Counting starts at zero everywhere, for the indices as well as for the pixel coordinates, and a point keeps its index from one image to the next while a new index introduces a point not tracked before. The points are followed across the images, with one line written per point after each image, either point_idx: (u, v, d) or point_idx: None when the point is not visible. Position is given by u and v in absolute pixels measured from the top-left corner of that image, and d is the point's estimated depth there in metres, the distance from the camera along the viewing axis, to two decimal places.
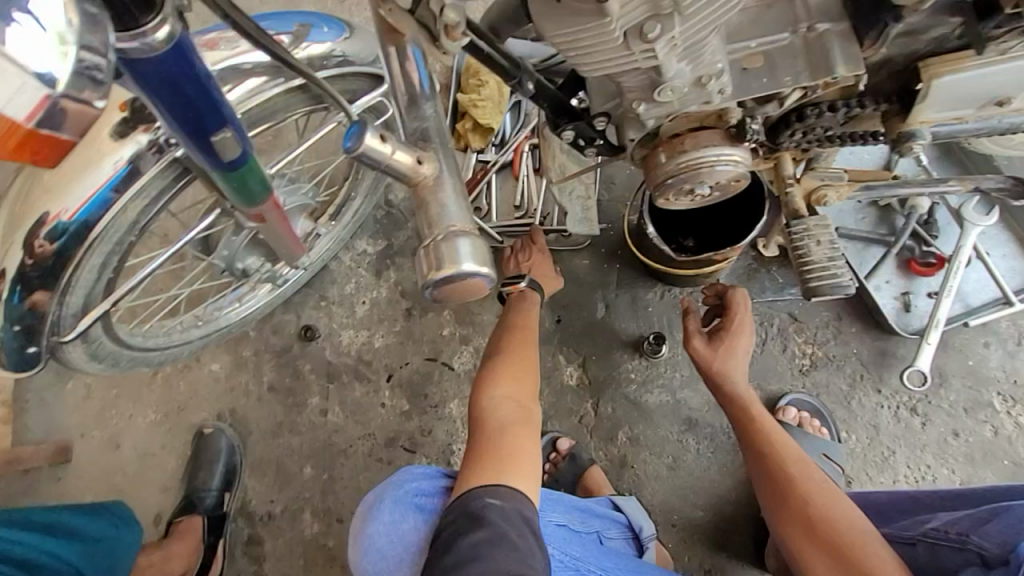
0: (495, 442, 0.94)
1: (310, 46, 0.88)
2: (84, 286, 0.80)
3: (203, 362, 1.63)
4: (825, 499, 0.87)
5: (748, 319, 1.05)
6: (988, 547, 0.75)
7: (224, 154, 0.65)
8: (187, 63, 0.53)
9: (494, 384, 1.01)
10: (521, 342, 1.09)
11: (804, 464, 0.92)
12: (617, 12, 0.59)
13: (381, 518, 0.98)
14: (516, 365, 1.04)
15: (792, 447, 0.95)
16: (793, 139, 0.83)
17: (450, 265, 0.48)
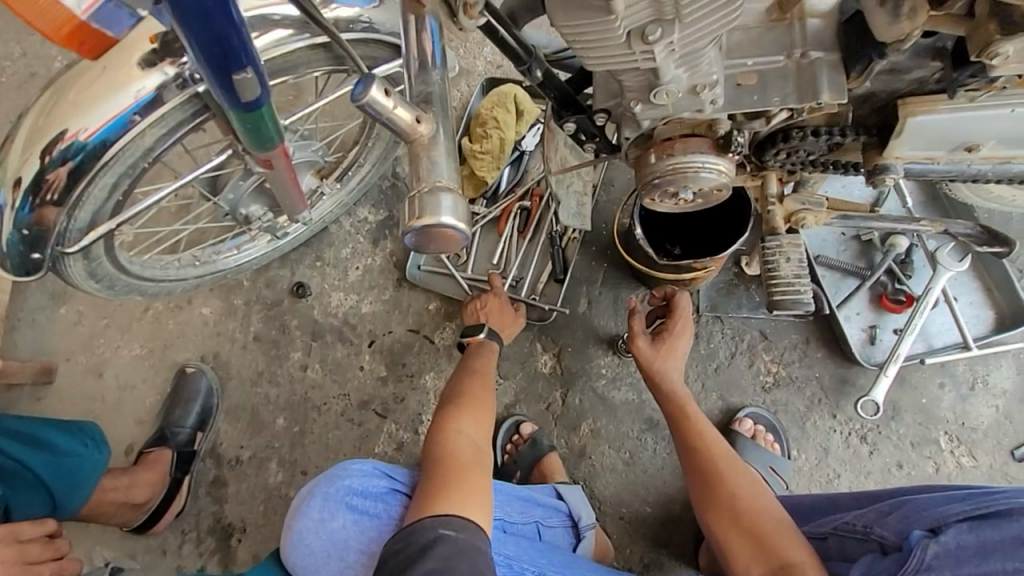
0: (451, 474, 0.98)
1: (339, 8, 0.92)
2: (93, 203, 0.84)
3: (194, 305, 1.67)
4: (748, 494, 0.94)
5: (688, 327, 1.13)
6: (888, 535, 0.81)
7: (244, 93, 0.69)
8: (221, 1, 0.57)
9: (455, 421, 1.08)
10: (478, 387, 1.15)
11: (731, 461, 0.99)
12: (622, 12, 0.64)
13: (310, 515, 1.03)
14: (474, 406, 1.12)
15: (721, 445, 1.02)
16: (777, 159, 0.88)
17: (431, 216, 0.54)
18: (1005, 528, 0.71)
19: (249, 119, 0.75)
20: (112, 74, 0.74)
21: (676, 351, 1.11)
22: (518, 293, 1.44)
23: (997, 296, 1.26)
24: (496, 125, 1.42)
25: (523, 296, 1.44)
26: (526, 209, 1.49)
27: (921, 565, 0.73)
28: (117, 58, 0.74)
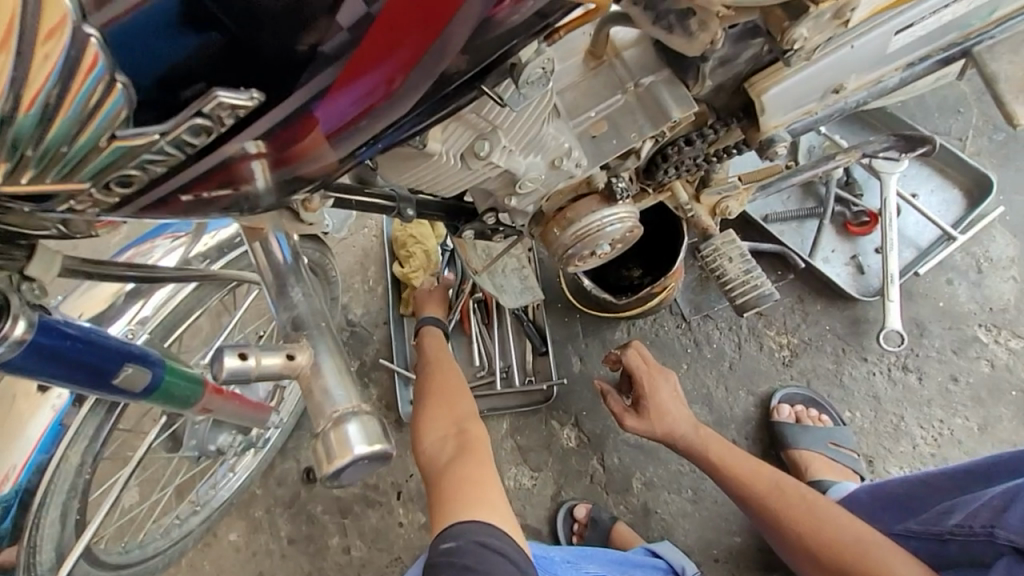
0: (439, 487, 0.90)
1: (217, 233, 0.88)
2: (51, 538, 0.82)
3: (221, 535, 1.58)
4: (817, 522, 0.98)
5: (656, 377, 1.14)
6: (1016, 538, 0.80)
7: (136, 384, 0.67)
8: (62, 335, 0.55)
9: (427, 429, 0.98)
10: (431, 374, 1.06)
11: (789, 496, 1.01)
12: (440, 148, 0.63)
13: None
14: (441, 401, 1.01)
15: (769, 481, 1.03)
16: (669, 175, 0.87)
17: (343, 453, 0.51)
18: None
19: (161, 396, 0.72)
20: (16, 406, 0.73)
21: (676, 400, 1.13)
22: (513, 383, 1.37)
23: (953, 174, 1.21)
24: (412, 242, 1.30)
25: (519, 384, 1.37)
26: (481, 301, 1.42)
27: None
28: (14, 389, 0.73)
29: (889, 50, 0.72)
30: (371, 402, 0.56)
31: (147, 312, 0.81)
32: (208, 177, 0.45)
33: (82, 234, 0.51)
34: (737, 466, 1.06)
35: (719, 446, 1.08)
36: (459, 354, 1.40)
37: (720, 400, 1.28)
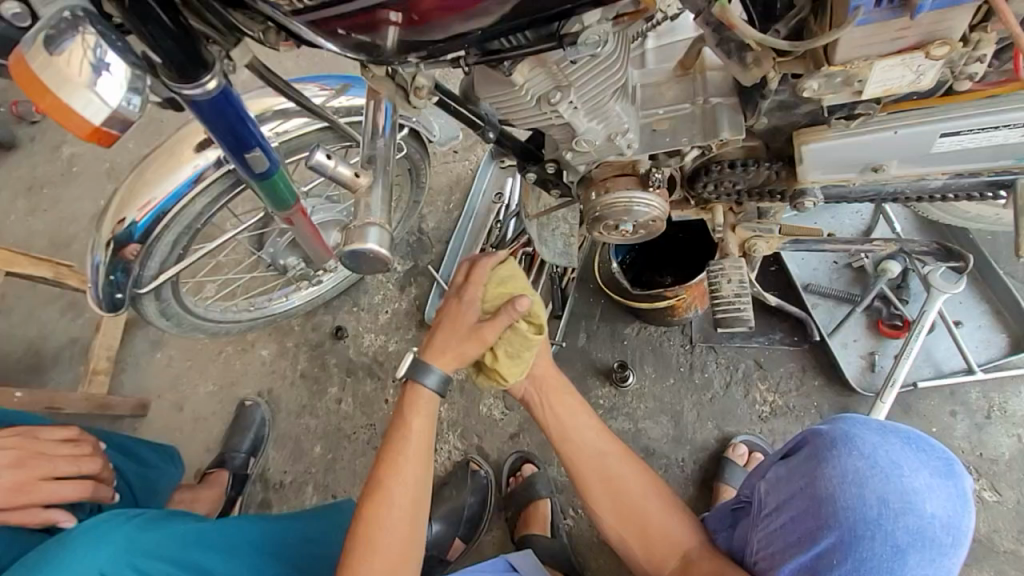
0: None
1: (350, 98, 1.15)
2: (160, 255, 1.13)
3: (256, 347, 1.94)
4: (636, 501, 1.04)
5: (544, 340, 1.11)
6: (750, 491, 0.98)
7: (256, 166, 0.93)
8: (232, 104, 0.81)
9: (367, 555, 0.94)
10: (385, 492, 0.97)
11: (607, 471, 1.06)
12: (523, 82, 0.81)
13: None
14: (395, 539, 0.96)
15: (592, 450, 1.08)
16: (709, 190, 0.99)
17: (360, 242, 0.72)
18: (799, 455, 0.90)
19: (266, 186, 0.98)
20: (177, 156, 1.05)
21: (548, 359, 1.13)
22: None
23: (1007, 319, 1.21)
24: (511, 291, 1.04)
25: None
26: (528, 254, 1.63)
27: (761, 503, 0.92)
28: (180, 146, 1.06)
29: (932, 149, 0.80)
30: (390, 223, 0.75)
31: (280, 129, 1.07)
32: (357, 16, 0.68)
33: (271, 44, 0.76)
34: (574, 431, 1.09)
35: (563, 408, 1.11)
36: None
37: (687, 422, 1.37)
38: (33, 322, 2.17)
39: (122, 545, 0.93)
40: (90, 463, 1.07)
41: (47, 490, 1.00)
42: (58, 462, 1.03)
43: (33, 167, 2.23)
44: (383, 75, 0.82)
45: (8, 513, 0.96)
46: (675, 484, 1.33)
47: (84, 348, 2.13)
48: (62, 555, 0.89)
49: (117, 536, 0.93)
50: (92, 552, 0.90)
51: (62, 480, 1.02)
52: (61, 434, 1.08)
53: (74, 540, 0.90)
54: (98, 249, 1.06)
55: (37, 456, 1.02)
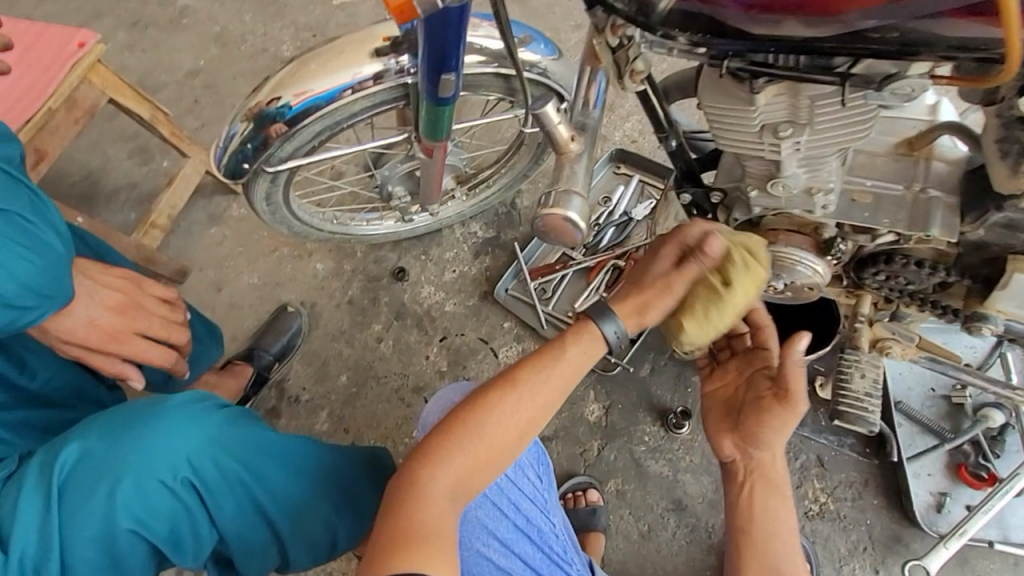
0: (391, 520, 0.71)
1: (526, 52, 1.10)
2: (301, 140, 1.10)
3: (313, 259, 1.90)
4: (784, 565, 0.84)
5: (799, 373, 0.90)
6: None
7: (442, 90, 0.90)
8: (460, 22, 0.81)
9: (443, 463, 0.74)
10: (523, 394, 0.78)
11: (765, 526, 0.87)
12: (762, 106, 0.75)
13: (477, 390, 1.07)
14: (487, 462, 0.75)
15: (767, 504, 0.89)
16: (875, 279, 0.93)
17: (560, 208, 0.68)
18: None
19: (433, 112, 0.96)
20: (354, 55, 1.04)
21: (776, 456, 0.91)
22: None
23: None
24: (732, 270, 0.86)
25: None
26: (618, 267, 1.64)
27: None
28: (359, 48, 1.04)
29: None
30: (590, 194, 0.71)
31: None
32: None
33: None
34: (765, 538, 0.87)
35: (763, 509, 0.89)
36: (569, 287, 1.67)
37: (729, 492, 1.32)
38: (99, 155, 2.14)
39: (205, 435, 0.86)
40: (179, 335, 1.06)
41: (134, 345, 1.00)
42: (153, 323, 1.02)
43: (145, 5, 2.19)
44: (607, 45, 0.75)
45: (93, 354, 0.98)
46: (698, 547, 1.33)
47: (140, 197, 2.08)
48: (147, 427, 0.84)
49: (201, 423, 0.87)
50: (177, 431, 0.85)
51: (149, 341, 1.02)
52: (165, 293, 1.07)
53: (163, 417, 0.86)
54: (241, 118, 1.05)
55: (138, 308, 1.01)
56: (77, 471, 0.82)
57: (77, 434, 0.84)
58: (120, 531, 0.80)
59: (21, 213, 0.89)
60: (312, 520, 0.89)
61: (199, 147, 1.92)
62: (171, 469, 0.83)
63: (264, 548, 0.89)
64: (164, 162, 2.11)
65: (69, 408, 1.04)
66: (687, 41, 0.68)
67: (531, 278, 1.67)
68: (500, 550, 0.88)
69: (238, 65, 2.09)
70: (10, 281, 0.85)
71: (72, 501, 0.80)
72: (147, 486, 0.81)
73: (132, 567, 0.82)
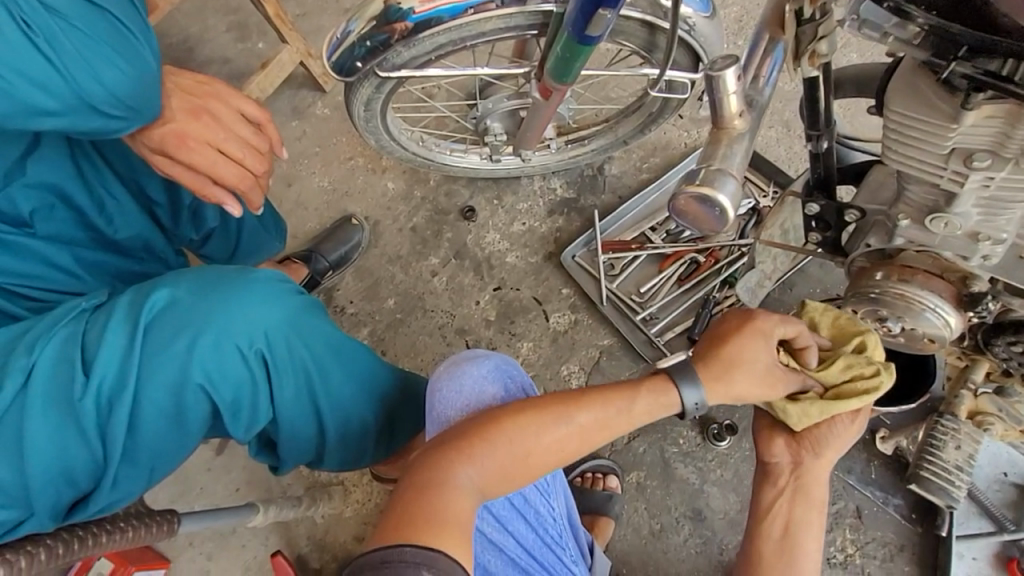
0: (414, 502, 0.69)
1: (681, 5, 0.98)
2: (419, 50, 1.04)
3: (385, 177, 1.86)
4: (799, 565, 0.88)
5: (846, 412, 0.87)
6: None
7: (591, 28, 0.81)
8: None
9: (477, 459, 0.73)
10: (573, 414, 0.77)
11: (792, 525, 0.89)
12: (966, 126, 0.65)
13: (478, 366, 0.87)
14: (519, 472, 0.74)
15: (799, 511, 0.90)
16: (1008, 349, 0.84)
17: (711, 188, 0.61)
18: None
19: (570, 50, 0.88)
20: None
21: (824, 469, 0.90)
22: (647, 328, 1.54)
23: None
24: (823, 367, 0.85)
25: (650, 334, 1.53)
26: (696, 262, 1.56)
27: None
28: None
29: None
30: (743, 181, 0.63)
31: None
32: None
33: None
34: (791, 546, 0.88)
35: (798, 521, 0.89)
36: (638, 270, 1.60)
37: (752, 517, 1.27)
38: (199, 22, 2.11)
39: (287, 314, 0.85)
40: (256, 161, 0.92)
41: (208, 158, 0.88)
42: (230, 139, 0.89)
43: None
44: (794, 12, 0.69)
45: (171, 163, 0.89)
46: (706, 560, 1.29)
47: (230, 75, 2.06)
48: (232, 292, 0.84)
49: (285, 301, 0.86)
50: (263, 302, 0.84)
51: (224, 157, 0.89)
52: (255, 113, 0.93)
53: (249, 285, 0.85)
54: (362, 14, 0.98)
55: (208, 113, 0.88)
56: (165, 315, 0.82)
57: (166, 283, 0.85)
58: (191, 383, 0.80)
59: (111, 9, 0.78)
60: (356, 420, 0.91)
61: (298, 36, 1.87)
62: (249, 338, 0.82)
63: (307, 440, 0.90)
64: (260, 44, 2.07)
65: (138, 261, 1.04)
66: (923, 23, 0.58)
67: (602, 250, 1.60)
68: (493, 524, 0.85)
69: None
70: (98, 85, 0.78)
71: (153, 343, 0.80)
72: (225, 349, 0.81)
73: (191, 424, 0.82)
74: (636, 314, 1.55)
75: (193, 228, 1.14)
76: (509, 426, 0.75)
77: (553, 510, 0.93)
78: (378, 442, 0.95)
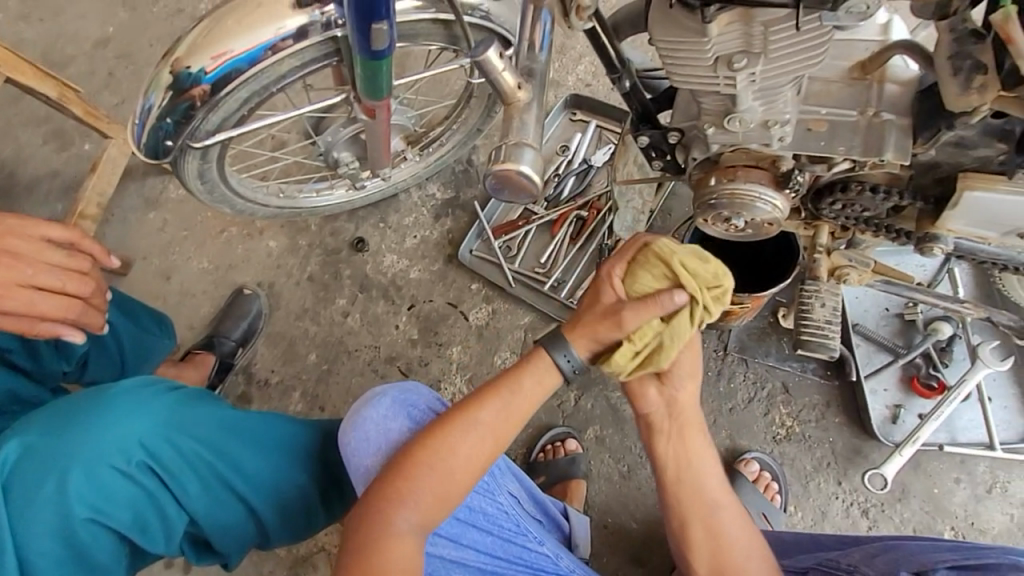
0: (363, 563, 0.78)
1: None
2: (227, 110, 1.01)
3: (264, 237, 1.80)
4: (706, 503, 0.94)
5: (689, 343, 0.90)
6: None
7: (375, 42, 0.83)
8: None
9: (406, 505, 0.80)
10: (476, 422, 0.82)
11: (684, 466, 0.94)
12: (715, 35, 0.72)
13: (377, 406, 0.88)
14: (446, 493, 0.81)
15: (685, 457, 0.94)
16: (832, 209, 0.94)
17: (513, 161, 0.68)
18: None
19: (368, 67, 0.88)
20: (275, 8, 0.93)
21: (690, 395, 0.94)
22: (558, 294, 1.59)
23: None
24: (649, 274, 0.82)
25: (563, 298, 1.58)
26: (582, 218, 1.62)
27: None
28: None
29: None
30: (541, 145, 0.71)
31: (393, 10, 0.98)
32: None
33: None
34: (690, 476, 0.94)
35: (688, 451, 0.94)
36: (533, 243, 1.65)
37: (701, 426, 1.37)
38: (10, 143, 1.94)
39: (159, 417, 0.85)
40: (81, 284, 0.96)
41: (30, 299, 0.90)
42: (45, 272, 0.92)
43: None
44: None
45: None
46: None
47: (64, 186, 1.90)
48: (87, 417, 0.82)
49: (152, 405, 0.85)
50: (126, 416, 0.83)
51: (44, 292, 0.92)
52: (64, 236, 0.97)
53: (108, 404, 0.84)
54: (156, 89, 0.96)
55: (12, 255, 0.91)
56: (24, 465, 0.80)
57: (15, 432, 0.82)
58: (79, 521, 0.78)
59: None
60: (286, 487, 0.90)
61: (120, 126, 1.75)
62: (125, 454, 0.81)
63: (238, 525, 0.88)
64: (86, 146, 1.92)
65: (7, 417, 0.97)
66: None
67: (495, 236, 1.64)
68: (449, 544, 0.91)
69: (152, 30, 1.88)
70: None
71: (21, 495, 0.78)
72: (100, 475, 0.80)
73: (100, 560, 0.81)
74: (545, 284, 1.60)
75: (63, 361, 1.07)
76: (421, 460, 0.81)
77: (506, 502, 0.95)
78: (323, 500, 0.94)
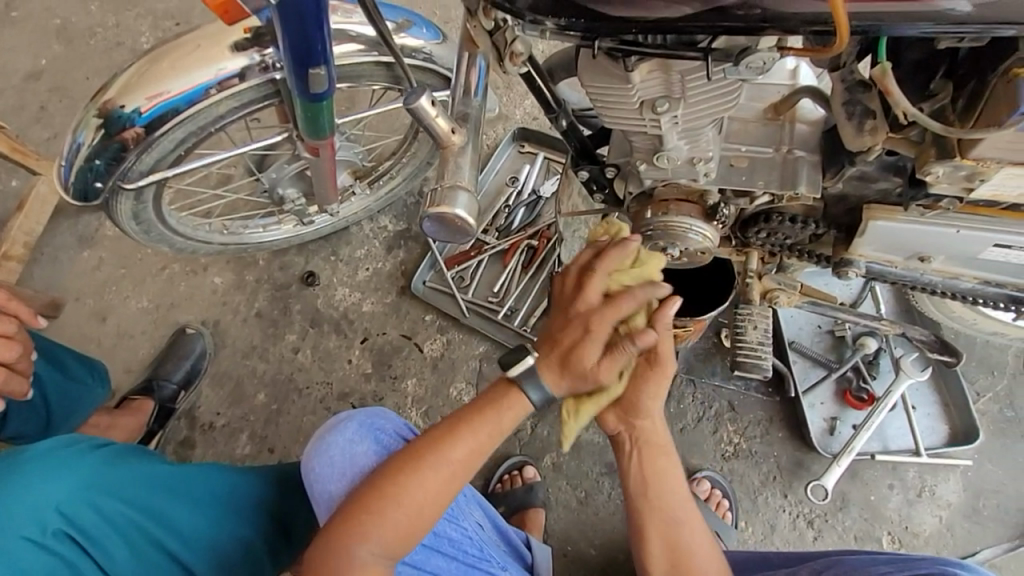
0: None
1: (407, 37, 1.05)
2: (161, 150, 1.00)
3: (209, 274, 1.74)
4: (678, 524, 0.93)
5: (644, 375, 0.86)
6: None
7: (312, 86, 0.84)
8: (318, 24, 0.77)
9: (363, 540, 0.77)
10: (433, 458, 0.80)
11: (656, 489, 0.93)
12: (637, 82, 0.77)
13: (343, 431, 0.88)
14: (406, 531, 0.79)
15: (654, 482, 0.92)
16: (759, 238, 1.00)
17: (447, 206, 0.70)
18: None
19: (309, 109, 0.89)
20: (211, 50, 0.93)
21: (657, 422, 0.92)
22: (512, 322, 1.60)
23: (953, 414, 1.37)
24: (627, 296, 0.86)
25: (516, 326, 1.59)
26: (532, 247, 1.64)
27: None
28: (217, 40, 0.94)
29: (979, 255, 0.93)
30: (477, 188, 0.73)
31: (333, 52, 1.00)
32: None
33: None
34: (658, 494, 0.93)
35: (653, 472, 0.93)
36: (486, 273, 1.66)
37: None
38: None
39: (80, 479, 0.80)
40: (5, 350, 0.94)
41: None
42: None
43: None
44: (485, 28, 0.76)
45: None
46: None
47: None
48: None
49: (75, 466, 0.81)
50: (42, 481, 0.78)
51: None
52: None
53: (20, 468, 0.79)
54: (86, 128, 0.93)
55: None
56: None
57: None
58: None
59: None
60: (222, 544, 0.85)
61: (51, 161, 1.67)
62: (39, 524, 0.76)
63: None
64: (13, 181, 1.82)
65: None
66: (555, 25, 0.71)
67: (447, 268, 1.65)
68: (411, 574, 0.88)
69: (89, 63, 1.82)
70: None
71: None
72: (10, 548, 0.74)
73: None
74: (498, 313, 1.61)
75: None
76: (381, 497, 0.79)
77: (472, 523, 0.97)
78: (268, 553, 0.90)
